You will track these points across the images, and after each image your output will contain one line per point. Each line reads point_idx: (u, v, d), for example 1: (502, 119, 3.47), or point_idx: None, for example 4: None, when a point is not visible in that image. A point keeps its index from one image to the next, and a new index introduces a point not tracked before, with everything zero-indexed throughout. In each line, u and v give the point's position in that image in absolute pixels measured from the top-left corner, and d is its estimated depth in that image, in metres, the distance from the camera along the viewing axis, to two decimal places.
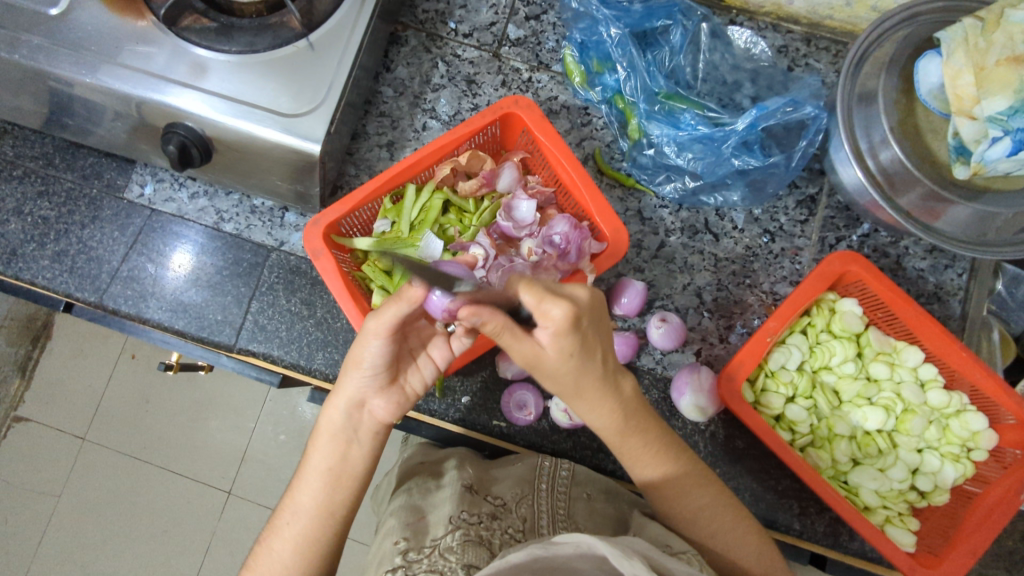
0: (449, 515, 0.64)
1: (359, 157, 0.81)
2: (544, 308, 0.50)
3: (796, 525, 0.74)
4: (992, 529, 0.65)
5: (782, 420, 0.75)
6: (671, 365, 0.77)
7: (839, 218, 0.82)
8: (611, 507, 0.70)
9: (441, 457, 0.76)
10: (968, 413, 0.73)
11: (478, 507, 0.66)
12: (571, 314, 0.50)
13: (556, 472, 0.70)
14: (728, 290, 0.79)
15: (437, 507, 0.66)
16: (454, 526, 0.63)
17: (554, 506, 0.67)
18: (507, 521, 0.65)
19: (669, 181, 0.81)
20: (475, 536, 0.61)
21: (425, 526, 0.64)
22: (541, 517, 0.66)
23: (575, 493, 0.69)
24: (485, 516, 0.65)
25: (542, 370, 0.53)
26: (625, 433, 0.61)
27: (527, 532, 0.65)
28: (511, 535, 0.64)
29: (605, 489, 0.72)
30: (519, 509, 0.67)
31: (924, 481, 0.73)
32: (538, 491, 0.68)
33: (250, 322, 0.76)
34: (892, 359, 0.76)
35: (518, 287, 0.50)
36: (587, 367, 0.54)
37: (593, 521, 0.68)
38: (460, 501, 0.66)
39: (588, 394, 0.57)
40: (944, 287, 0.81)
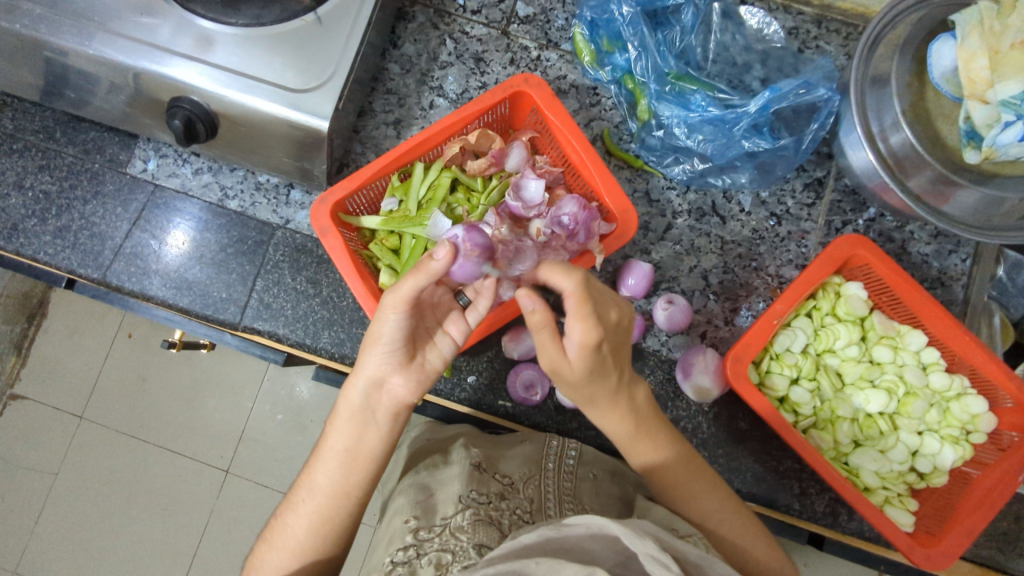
0: (459, 493, 0.64)
1: (365, 135, 0.80)
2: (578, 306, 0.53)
3: (797, 506, 0.75)
4: (990, 509, 0.66)
5: (786, 402, 0.75)
6: (677, 347, 0.77)
7: (846, 202, 0.82)
8: (617, 487, 0.71)
9: (447, 436, 0.77)
10: (969, 396, 0.73)
11: (486, 487, 0.65)
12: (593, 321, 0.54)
13: (563, 452, 0.71)
14: (734, 273, 0.80)
15: (446, 485, 0.66)
16: (464, 505, 0.62)
17: (561, 488, 0.67)
18: (515, 501, 0.64)
19: (678, 162, 0.80)
20: (485, 516, 0.61)
21: (434, 504, 0.64)
22: (548, 498, 0.65)
23: (581, 474, 0.69)
24: (494, 496, 0.64)
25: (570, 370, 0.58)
26: (637, 439, 0.63)
27: (535, 513, 0.64)
28: (520, 515, 0.63)
29: (612, 470, 0.72)
30: (526, 490, 0.66)
31: (923, 463, 0.75)
32: (546, 472, 0.68)
33: (255, 301, 0.75)
34: (895, 343, 0.77)
35: (557, 273, 0.53)
36: (601, 380, 0.59)
37: (600, 501, 0.67)
38: (469, 480, 0.65)
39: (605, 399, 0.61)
40: (948, 272, 0.81)
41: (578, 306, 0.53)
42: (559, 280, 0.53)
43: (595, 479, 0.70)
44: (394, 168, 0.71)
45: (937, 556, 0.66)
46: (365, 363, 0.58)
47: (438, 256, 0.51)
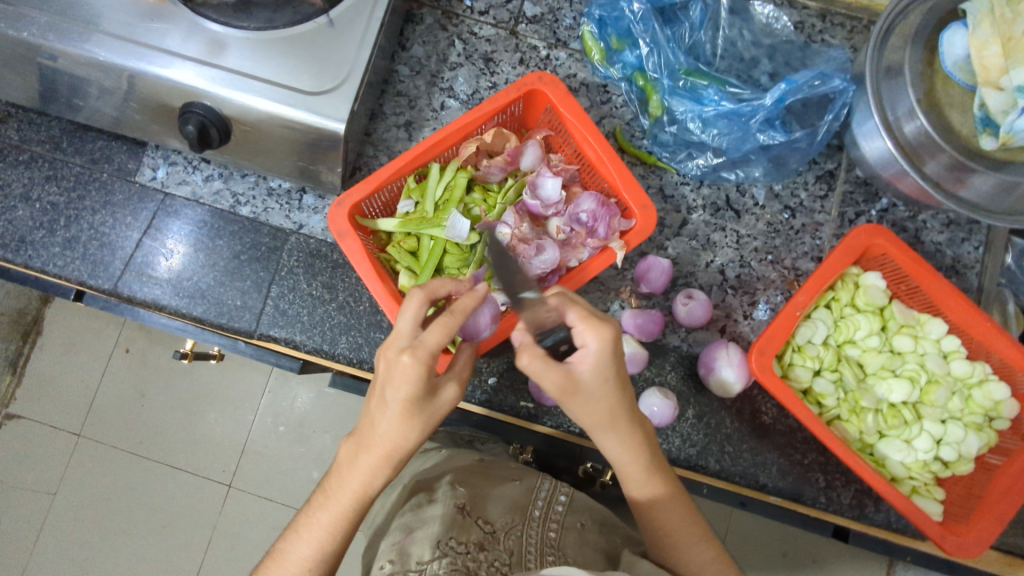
0: (438, 537, 0.65)
1: (377, 137, 0.80)
2: (587, 328, 0.53)
3: (823, 499, 0.74)
4: (1020, 496, 0.67)
5: (809, 393, 0.74)
6: (696, 343, 0.77)
7: (858, 192, 0.82)
8: (604, 539, 0.71)
9: (438, 471, 0.77)
10: (991, 382, 0.73)
11: (466, 535, 0.66)
12: (608, 340, 0.53)
13: (551, 500, 0.74)
14: (751, 266, 0.80)
15: (426, 525, 0.67)
16: (440, 552, 0.64)
17: (543, 537, 0.69)
18: (494, 553, 0.65)
19: (691, 158, 0.80)
20: (461, 566, 0.62)
21: (413, 543, 0.66)
22: (527, 552, 0.66)
23: (568, 522, 0.72)
24: (472, 545, 0.65)
25: (580, 394, 0.53)
26: (650, 470, 0.60)
27: (514, 566, 0.65)
28: (497, 567, 0.64)
29: (601, 521, 0.74)
30: (507, 541, 0.67)
31: (948, 451, 0.73)
32: (529, 518, 0.71)
33: (270, 308, 0.74)
34: (915, 332, 0.76)
35: (567, 307, 0.54)
36: (622, 395, 0.55)
37: (583, 552, 0.68)
38: (450, 525, 0.66)
39: (613, 431, 0.57)
40: (962, 261, 0.82)
41: (586, 317, 0.54)
42: (568, 313, 0.54)
43: (582, 528, 0.72)
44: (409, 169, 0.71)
45: (969, 545, 0.66)
46: (380, 471, 0.54)
47: (461, 354, 0.57)
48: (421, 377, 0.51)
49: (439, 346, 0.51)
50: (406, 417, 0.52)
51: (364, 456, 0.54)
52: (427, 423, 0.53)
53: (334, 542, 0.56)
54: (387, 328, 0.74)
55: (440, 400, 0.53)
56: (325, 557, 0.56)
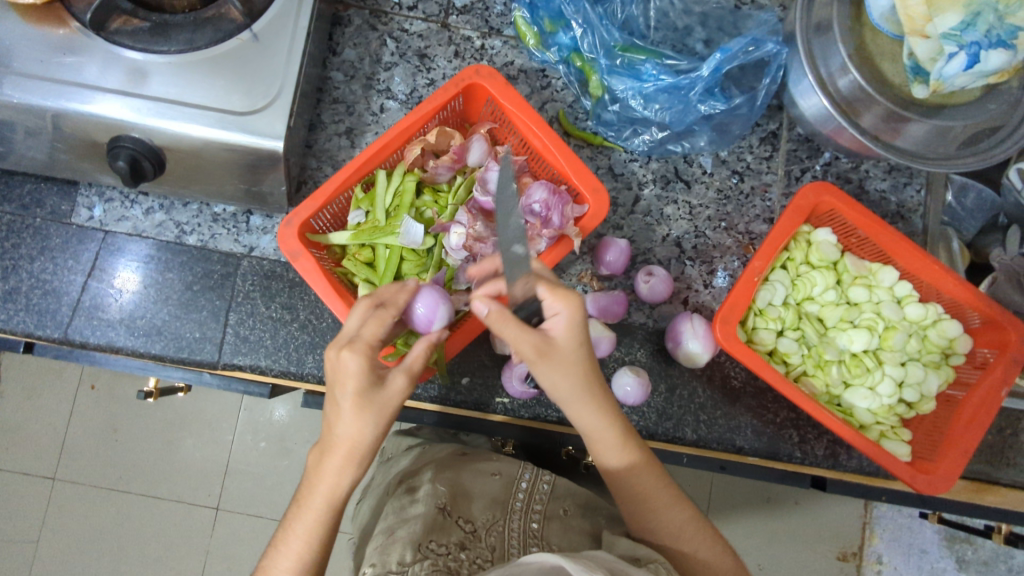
0: (418, 541, 0.65)
1: (319, 148, 0.78)
2: (554, 298, 0.55)
3: (798, 453, 0.77)
4: (980, 427, 0.70)
5: (775, 354, 0.76)
6: (662, 317, 0.78)
7: (802, 149, 0.83)
8: (587, 522, 0.74)
9: (421, 467, 0.78)
10: (944, 321, 0.76)
11: (447, 536, 0.67)
12: (579, 308, 0.55)
13: (534, 487, 0.76)
14: (706, 235, 0.81)
15: (408, 524, 0.68)
16: (422, 555, 0.64)
17: (525, 528, 0.71)
18: (476, 550, 0.67)
19: (637, 134, 0.80)
20: (443, 567, 0.63)
21: (394, 542, 0.65)
22: (510, 544, 0.69)
23: (551, 509, 0.74)
24: (453, 545, 0.66)
25: (555, 358, 0.55)
26: (625, 437, 0.61)
27: (497, 560, 0.67)
28: (480, 563, 0.66)
29: (584, 504, 0.77)
30: (489, 537, 0.69)
31: (911, 393, 0.76)
32: (513, 508, 0.73)
33: (231, 336, 0.72)
34: (869, 282, 0.78)
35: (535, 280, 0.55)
36: (592, 362, 0.57)
37: (568, 539, 0.71)
38: (432, 526, 0.67)
39: (587, 402, 0.58)
40: (906, 205, 0.84)
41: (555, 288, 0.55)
42: (538, 287, 0.55)
43: (565, 514, 0.74)
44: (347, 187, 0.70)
45: (939, 480, 0.69)
46: (348, 471, 0.52)
47: (416, 346, 0.55)
48: (363, 368, 0.51)
49: (376, 337, 0.53)
50: (359, 411, 0.51)
51: (331, 457, 0.52)
52: (386, 417, 0.52)
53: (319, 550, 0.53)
54: None
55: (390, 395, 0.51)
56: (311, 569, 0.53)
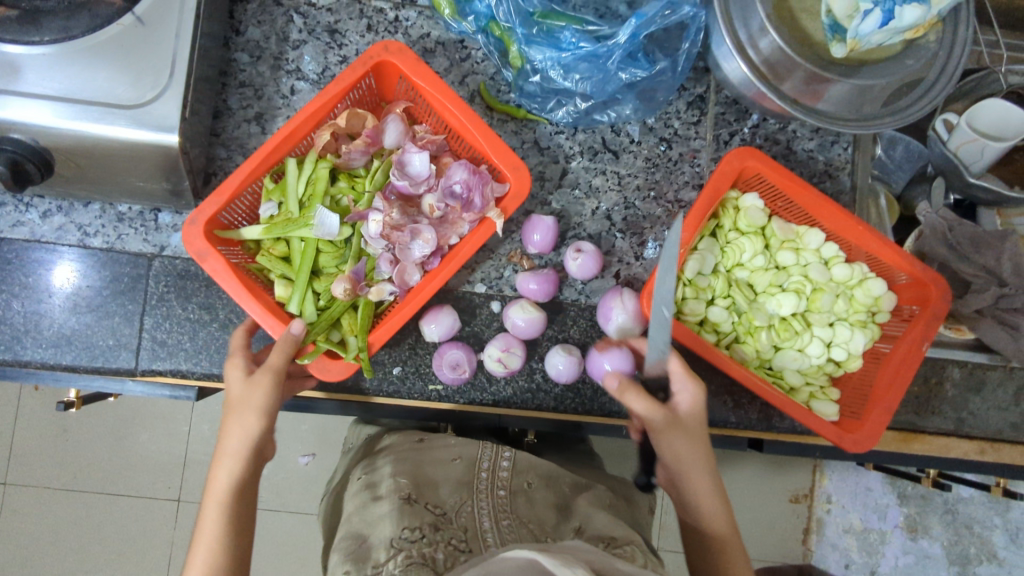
0: (390, 535, 0.61)
1: (227, 136, 0.74)
2: (683, 376, 0.62)
3: (733, 418, 0.78)
4: (903, 384, 0.71)
5: (705, 323, 0.77)
6: (594, 293, 0.78)
7: (729, 113, 0.82)
8: (552, 493, 0.73)
9: (379, 460, 0.74)
10: (870, 280, 0.77)
11: (418, 522, 0.62)
12: (698, 395, 0.63)
13: (496, 466, 0.73)
14: (636, 206, 0.80)
15: (377, 525, 0.63)
16: (396, 549, 0.59)
17: (495, 505, 0.68)
18: (450, 532, 0.62)
19: (560, 105, 0.77)
20: (419, 556, 0.58)
21: (365, 545, 0.60)
22: (483, 523, 0.64)
23: (515, 486, 0.72)
24: (426, 530, 0.62)
25: (671, 428, 0.61)
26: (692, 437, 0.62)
27: (471, 540, 0.62)
28: (456, 546, 0.60)
29: (547, 476, 0.75)
30: (460, 518, 0.65)
31: (839, 353, 0.77)
32: (479, 491, 0.70)
33: (147, 341, 0.70)
34: (796, 245, 0.78)
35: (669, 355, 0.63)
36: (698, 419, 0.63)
37: (536, 510, 0.69)
38: (401, 517, 0.62)
39: (689, 439, 0.62)
40: (834, 164, 0.84)
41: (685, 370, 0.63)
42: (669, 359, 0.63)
43: (529, 487, 0.72)
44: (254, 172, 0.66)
45: (864, 439, 0.71)
46: (229, 466, 0.57)
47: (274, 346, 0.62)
48: (230, 377, 0.60)
49: (242, 342, 0.63)
50: (234, 406, 0.59)
51: (205, 507, 0.56)
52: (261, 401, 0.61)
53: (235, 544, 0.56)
54: None
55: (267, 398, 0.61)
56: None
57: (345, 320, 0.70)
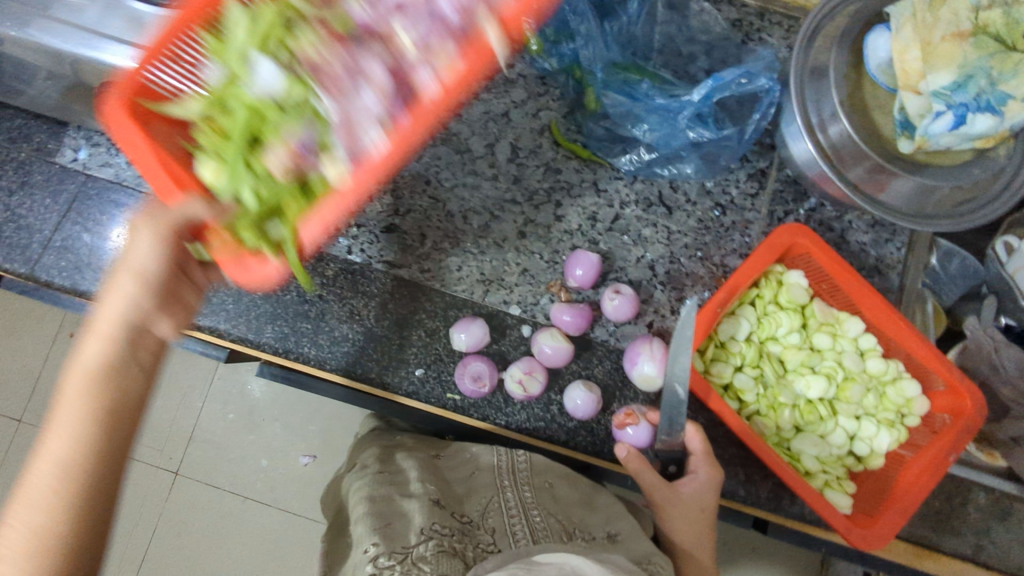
0: (420, 524, 0.57)
1: None
2: (704, 463, 0.70)
3: (742, 492, 0.77)
4: (922, 491, 0.69)
5: (729, 388, 0.76)
6: (624, 337, 0.78)
7: (788, 191, 0.83)
8: (576, 492, 0.68)
9: (396, 460, 0.70)
10: (903, 380, 0.76)
11: (447, 520, 0.59)
12: (715, 476, 0.69)
13: (513, 464, 0.68)
14: (680, 262, 0.81)
15: (406, 517, 0.58)
16: (426, 536, 0.55)
17: (521, 501, 0.64)
18: (477, 537, 0.58)
19: (625, 153, 0.80)
20: (449, 547, 0.54)
21: (391, 532, 0.56)
22: (511, 526, 0.60)
23: (538, 483, 0.66)
24: (456, 529, 0.58)
25: (678, 502, 0.70)
26: (700, 508, 0.70)
27: (499, 541, 0.58)
28: (483, 548, 0.57)
29: (566, 477, 0.69)
30: (486, 523, 0.61)
31: (861, 446, 0.76)
32: (503, 490, 0.65)
33: (194, 295, 0.73)
34: (834, 330, 0.78)
35: (693, 433, 0.71)
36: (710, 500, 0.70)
37: (564, 509, 0.64)
38: (430, 511, 0.58)
39: (694, 514, 0.70)
40: (885, 261, 0.84)
41: (707, 457, 0.70)
42: (693, 438, 0.71)
43: (551, 487, 0.67)
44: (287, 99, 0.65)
45: (873, 538, 0.68)
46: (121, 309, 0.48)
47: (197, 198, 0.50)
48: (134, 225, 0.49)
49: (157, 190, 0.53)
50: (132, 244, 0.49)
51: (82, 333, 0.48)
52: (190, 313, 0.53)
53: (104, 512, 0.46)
54: (315, 318, 0.74)
55: (182, 294, 0.52)
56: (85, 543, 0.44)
57: (292, 210, 0.52)
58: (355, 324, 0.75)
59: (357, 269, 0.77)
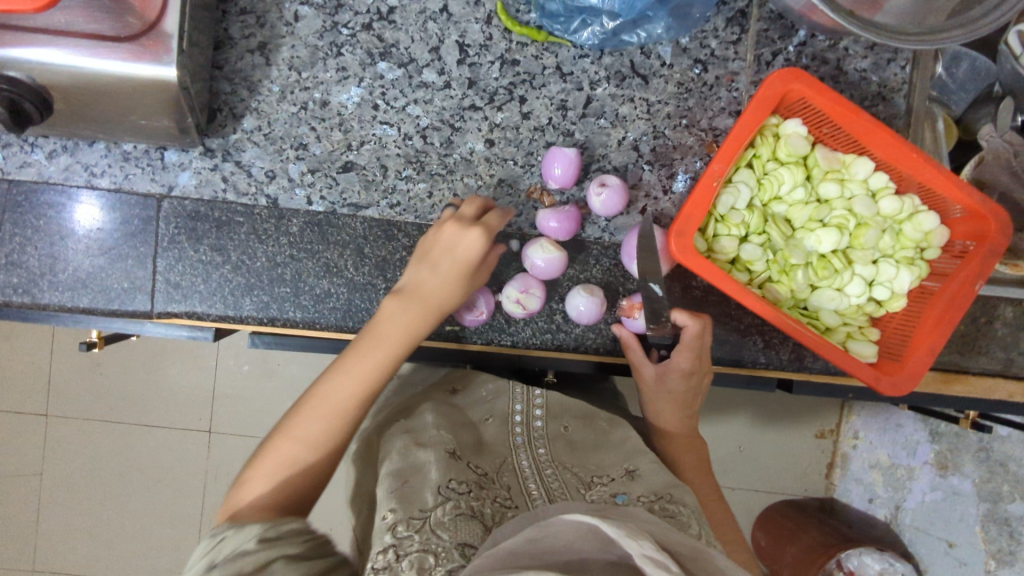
0: (437, 482, 0.55)
1: (230, 69, 0.70)
2: (683, 352, 0.68)
3: (762, 358, 0.76)
4: (948, 326, 0.67)
5: (737, 262, 0.72)
6: (618, 230, 0.74)
7: (773, 29, 0.74)
8: (592, 431, 0.68)
9: (413, 406, 0.68)
10: (921, 214, 0.71)
11: (465, 474, 0.57)
12: (690, 363, 0.69)
13: (530, 415, 0.68)
14: (665, 135, 0.74)
15: (421, 471, 0.56)
16: (443, 497, 0.53)
17: (535, 456, 0.63)
18: (494, 491, 0.57)
19: (586, 26, 0.69)
20: (467, 508, 0.53)
21: (405, 491, 0.54)
22: (527, 480, 0.59)
23: (553, 433, 0.67)
24: (473, 484, 0.56)
25: (655, 381, 0.70)
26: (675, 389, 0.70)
27: (516, 497, 0.57)
28: (502, 503, 0.55)
29: (581, 416, 0.70)
30: (502, 479, 0.59)
31: (881, 291, 0.72)
32: (516, 447, 0.64)
33: (161, 283, 0.70)
34: (841, 176, 0.72)
35: (677, 316, 0.69)
36: (690, 382, 0.70)
37: (578, 457, 0.64)
38: (447, 466, 0.56)
39: (670, 396, 0.71)
40: (888, 85, 0.76)
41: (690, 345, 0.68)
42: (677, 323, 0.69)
43: (566, 431, 0.68)
44: (168, 20, 0.57)
45: (902, 383, 0.68)
46: None
47: None
48: None
49: None
50: None
51: None
52: (435, 314, 0.60)
53: (296, 465, 0.54)
54: (291, 281, 0.71)
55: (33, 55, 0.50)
56: (277, 482, 0.53)
57: None
58: (335, 278, 0.71)
59: (322, 219, 0.71)
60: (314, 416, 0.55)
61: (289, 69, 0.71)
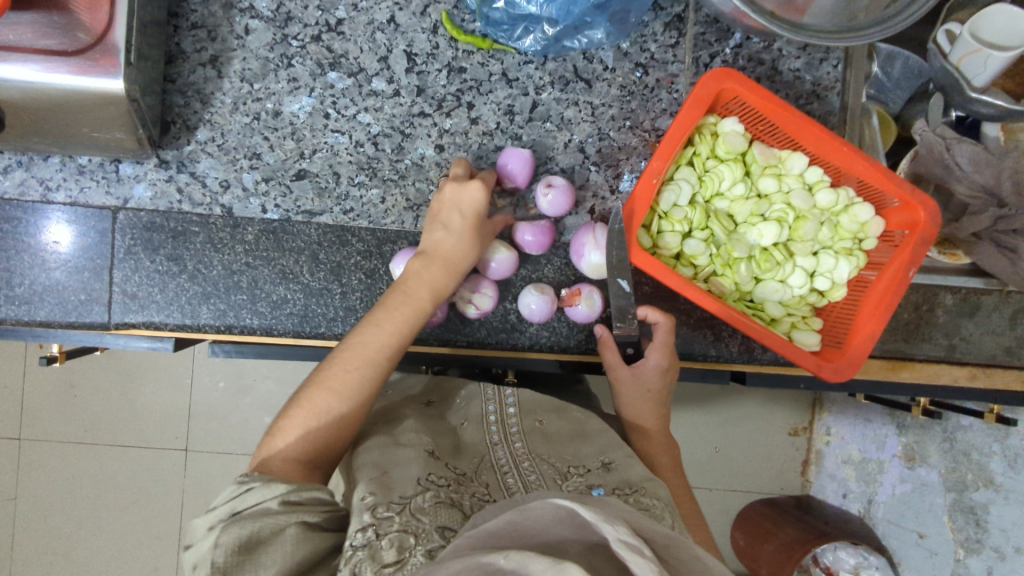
0: (416, 475, 0.55)
1: (183, 82, 0.72)
2: (656, 348, 0.72)
3: (712, 352, 0.78)
4: (886, 313, 0.69)
5: (682, 257, 0.75)
6: (568, 230, 0.76)
7: (710, 32, 0.77)
8: (566, 422, 0.68)
9: (393, 411, 0.68)
10: (856, 205, 0.74)
11: (443, 470, 0.57)
12: (664, 358, 0.72)
13: (503, 413, 0.68)
14: (610, 137, 0.77)
15: (400, 464, 0.56)
16: (424, 487, 0.54)
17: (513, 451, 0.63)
18: (472, 487, 0.57)
19: (529, 32, 0.72)
20: (447, 498, 0.53)
21: (386, 482, 0.54)
22: (504, 473, 0.59)
23: (527, 426, 0.67)
24: (451, 479, 0.56)
25: (632, 381, 0.72)
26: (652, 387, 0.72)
27: (494, 493, 0.57)
28: (480, 498, 0.55)
29: (555, 408, 0.70)
30: (480, 477, 0.59)
31: (822, 281, 0.75)
32: (493, 440, 0.64)
33: (118, 294, 0.71)
34: (778, 171, 0.75)
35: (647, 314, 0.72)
36: (664, 379, 0.73)
37: (554, 448, 0.64)
38: (427, 462, 0.56)
39: (647, 395, 0.72)
40: (822, 83, 0.79)
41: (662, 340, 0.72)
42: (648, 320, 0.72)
43: (541, 426, 0.67)
44: (115, 34, 0.58)
45: (844, 368, 0.70)
46: None
47: None
48: None
49: None
50: None
51: None
52: (453, 273, 0.65)
53: (322, 415, 0.57)
54: (248, 288, 0.72)
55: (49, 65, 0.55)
56: (311, 444, 0.56)
57: None
58: (291, 284, 0.73)
59: (277, 227, 0.73)
60: (343, 374, 0.59)
61: (241, 81, 0.73)
